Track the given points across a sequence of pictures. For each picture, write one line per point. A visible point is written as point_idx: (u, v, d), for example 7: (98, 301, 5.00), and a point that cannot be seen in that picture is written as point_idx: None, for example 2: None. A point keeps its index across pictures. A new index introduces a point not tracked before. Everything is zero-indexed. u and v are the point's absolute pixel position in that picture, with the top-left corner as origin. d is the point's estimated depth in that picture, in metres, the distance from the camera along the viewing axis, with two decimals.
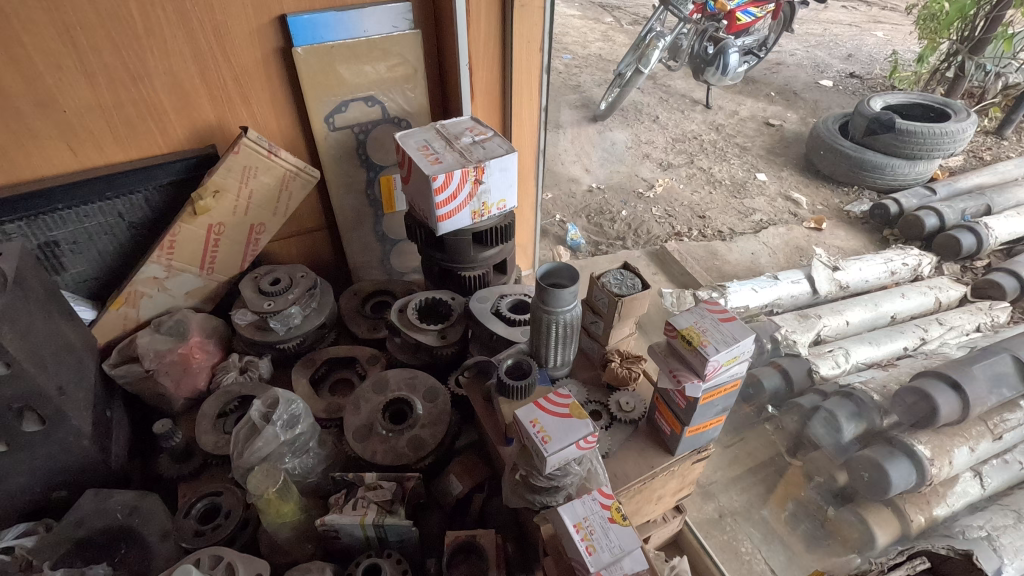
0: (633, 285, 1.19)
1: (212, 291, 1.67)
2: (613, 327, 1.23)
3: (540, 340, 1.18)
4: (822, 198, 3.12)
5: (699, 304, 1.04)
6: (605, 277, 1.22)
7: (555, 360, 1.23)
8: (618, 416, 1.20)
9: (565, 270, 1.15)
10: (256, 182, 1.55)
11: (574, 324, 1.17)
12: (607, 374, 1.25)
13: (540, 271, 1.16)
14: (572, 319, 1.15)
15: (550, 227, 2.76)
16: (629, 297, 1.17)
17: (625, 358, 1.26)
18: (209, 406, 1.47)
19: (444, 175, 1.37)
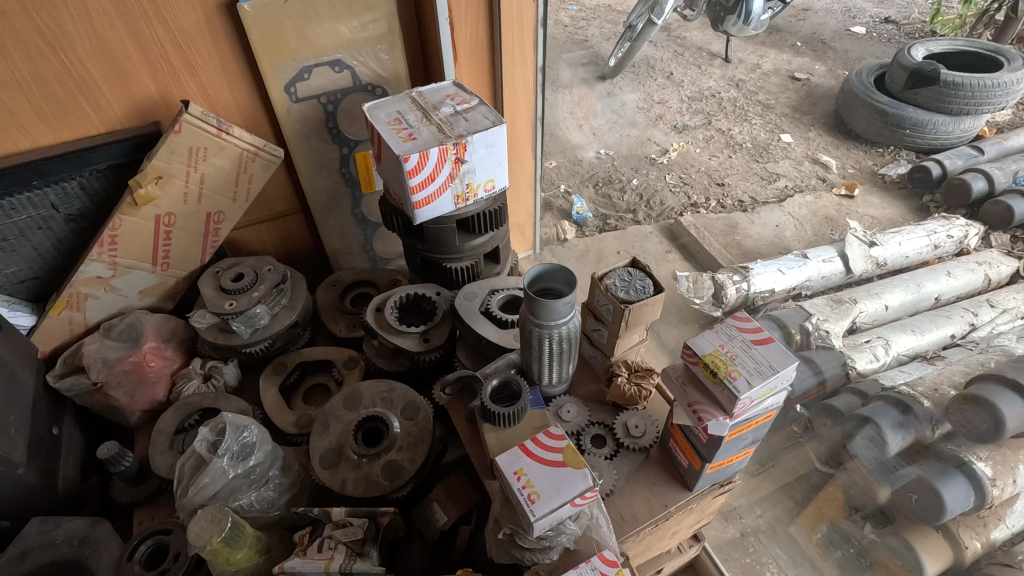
0: (644, 289, 0.99)
1: (170, 289, 1.49)
2: (619, 337, 1.03)
3: (533, 356, 0.99)
4: (853, 161, 2.83)
5: (727, 319, 0.84)
6: (609, 278, 1.02)
7: (551, 378, 1.04)
8: (627, 444, 1.02)
9: (561, 274, 0.95)
10: (206, 165, 1.35)
11: (573, 338, 0.97)
12: (614, 393, 1.05)
13: (530, 275, 0.96)
14: (569, 332, 0.96)
15: (554, 199, 2.53)
16: (638, 303, 0.97)
17: (636, 372, 1.07)
18: (165, 421, 1.31)
19: (417, 155, 1.16)
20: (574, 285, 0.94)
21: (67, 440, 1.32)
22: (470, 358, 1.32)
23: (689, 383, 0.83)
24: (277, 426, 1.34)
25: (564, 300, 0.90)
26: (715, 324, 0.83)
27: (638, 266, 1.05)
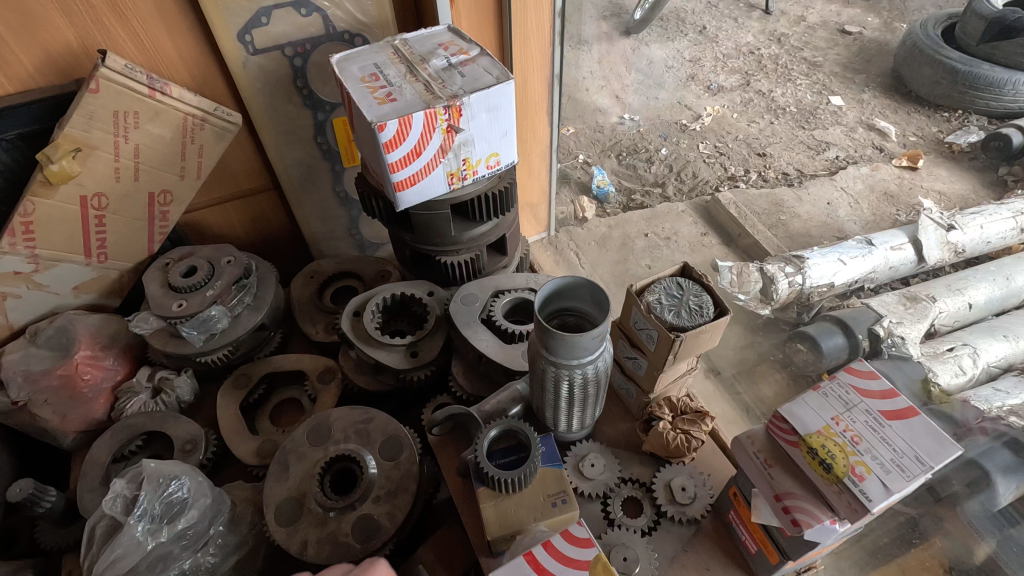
0: (700, 313, 0.73)
1: (113, 284, 1.25)
2: (663, 371, 0.78)
3: (547, 398, 0.75)
4: (914, 126, 2.47)
5: (835, 376, 0.71)
6: (652, 294, 0.76)
7: (570, 423, 0.80)
8: (671, 514, 0.79)
9: (591, 289, 0.72)
10: (140, 134, 1.08)
11: (601, 378, 0.73)
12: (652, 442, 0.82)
13: (548, 291, 0.74)
14: (596, 373, 0.71)
15: (571, 171, 2.23)
16: (694, 332, 0.72)
17: (682, 417, 0.83)
18: (99, 449, 1.08)
19: (397, 121, 0.88)
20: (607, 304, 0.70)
21: None
22: (467, 378, 1.06)
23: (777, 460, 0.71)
24: (236, 455, 1.11)
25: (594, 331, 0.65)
26: (821, 384, 0.70)
27: (692, 277, 0.80)
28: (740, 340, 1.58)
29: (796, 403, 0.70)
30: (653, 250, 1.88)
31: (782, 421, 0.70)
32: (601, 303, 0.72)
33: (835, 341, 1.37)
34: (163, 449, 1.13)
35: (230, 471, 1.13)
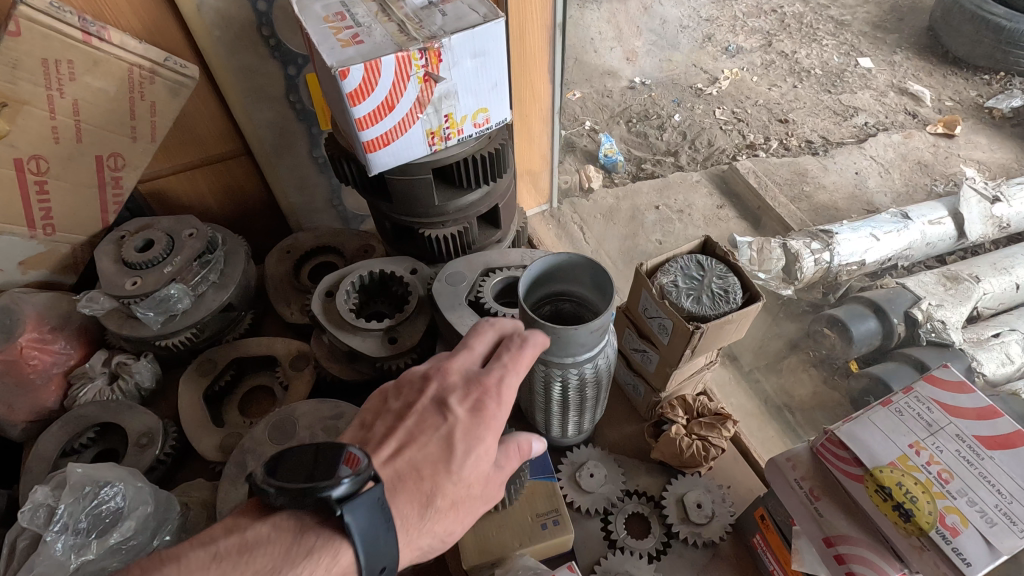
0: (728, 299, 0.73)
1: (67, 259, 1.12)
2: (679, 365, 0.78)
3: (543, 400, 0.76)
4: (951, 90, 2.28)
5: (914, 389, 0.67)
6: (669, 280, 0.76)
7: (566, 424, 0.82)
8: (683, 535, 0.82)
9: (590, 270, 0.71)
10: (77, 88, 0.95)
11: (603, 377, 0.74)
12: (665, 448, 0.84)
13: (543, 269, 0.73)
14: (593, 373, 0.72)
15: (577, 139, 2.07)
16: (718, 323, 0.71)
17: (699, 422, 0.84)
18: (46, 442, 0.97)
19: (362, 66, 0.73)
20: (608, 283, 0.69)
21: None
22: None
23: (816, 483, 0.69)
24: (198, 450, 1.01)
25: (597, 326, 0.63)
26: (899, 406, 0.65)
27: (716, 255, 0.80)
28: (759, 323, 1.44)
29: (864, 427, 0.65)
30: (664, 224, 1.73)
31: (842, 448, 0.66)
32: (604, 289, 0.72)
33: (868, 325, 1.23)
34: (119, 442, 1.02)
35: (194, 466, 1.03)
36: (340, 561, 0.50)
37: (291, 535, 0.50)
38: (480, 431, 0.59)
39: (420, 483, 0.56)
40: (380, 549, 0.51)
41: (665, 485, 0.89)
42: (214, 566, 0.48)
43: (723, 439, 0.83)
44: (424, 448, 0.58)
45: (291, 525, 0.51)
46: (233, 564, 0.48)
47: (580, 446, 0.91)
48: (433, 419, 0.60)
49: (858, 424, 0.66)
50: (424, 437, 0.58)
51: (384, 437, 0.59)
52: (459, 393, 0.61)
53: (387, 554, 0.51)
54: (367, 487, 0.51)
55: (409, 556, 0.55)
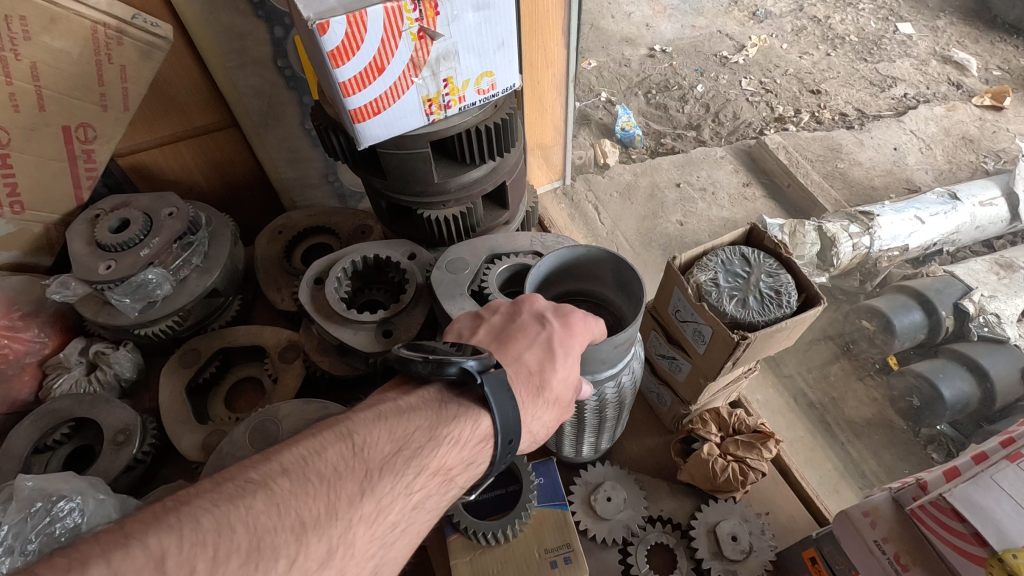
0: (780, 303, 0.68)
1: (41, 240, 1.03)
2: (710, 378, 0.74)
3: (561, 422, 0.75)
4: (998, 59, 2.10)
5: None
6: (708, 276, 0.71)
7: (582, 445, 0.80)
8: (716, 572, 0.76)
9: (614, 268, 0.69)
10: (35, 48, 0.85)
11: (624, 395, 0.73)
12: (697, 470, 0.79)
13: (565, 260, 0.70)
14: (608, 396, 0.70)
15: (592, 111, 1.93)
16: (769, 332, 0.65)
17: (736, 440, 0.80)
18: (16, 439, 0.90)
19: (345, 19, 0.62)
20: (633, 282, 0.66)
21: None
22: None
23: (902, 545, 0.64)
24: (179, 449, 0.93)
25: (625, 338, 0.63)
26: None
27: (765, 249, 0.75)
28: None
29: (987, 493, 0.59)
30: (685, 203, 1.61)
31: (957, 519, 0.60)
32: (629, 293, 0.69)
33: (912, 318, 1.12)
34: (96, 438, 0.95)
35: (177, 465, 0.96)
36: (483, 426, 0.54)
37: (438, 403, 0.53)
38: (572, 341, 0.60)
39: (530, 377, 0.58)
40: (510, 422, 0.54)
41: (693, 510, 0.83)
42: (384, 422, 0.50)
43: (762, 461, 0.79)
44: (528, 351, 0.58)
45: (431, 399, 0.54)
46: (399, 421, 0.50)
47: (595, 464, 0.86)
48: (531, 327, 0.60)
49: (978, 486, 0.59)
50: (526, 342, 0.59)
51: (490, 338, 0.60)
52: (552, 309, 0.62)
53: (514, 427, 0.54)
54: (493, 370, 0.54)
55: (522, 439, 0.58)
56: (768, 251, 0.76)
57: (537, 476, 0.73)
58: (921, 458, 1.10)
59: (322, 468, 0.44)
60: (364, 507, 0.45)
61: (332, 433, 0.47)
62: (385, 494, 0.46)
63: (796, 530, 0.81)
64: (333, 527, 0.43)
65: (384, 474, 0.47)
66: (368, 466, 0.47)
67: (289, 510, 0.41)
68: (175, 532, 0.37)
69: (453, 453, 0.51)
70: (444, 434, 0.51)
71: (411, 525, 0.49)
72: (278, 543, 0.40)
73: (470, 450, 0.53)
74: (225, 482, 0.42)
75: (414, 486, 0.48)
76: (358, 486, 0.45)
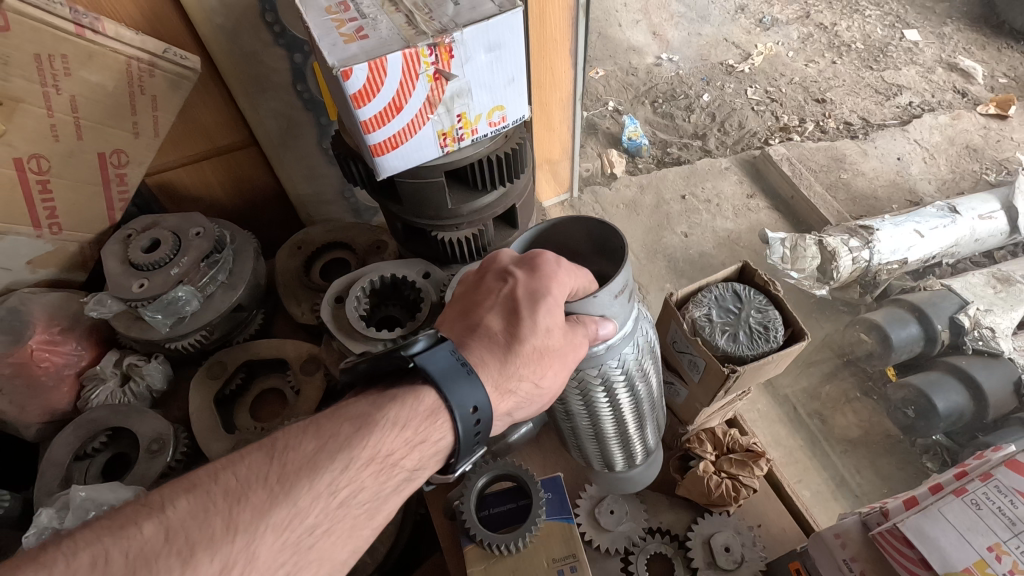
0: (767, 338, 0.72)
1: (76, 257, 1.10)
2: (704, 401, 0.79)
3: (567, 421, 0.76)
4: (1005, 66, 2.12)
5: (994, 477, 0.66)
6: (701, 311, 0.76)
7: (618, 458, 0.80)
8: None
9: (589, 231, 0.69)
10: (74, 83, 0.90)
11: (645, 361, 0.70)
12: (693, 486, 0.84)
13: (538, 236, 0.71)
14: (634, 363, 0.68)
15: (599, 121, 1.97)
16: (757, 364, 0.70)
17: (730, 459, 0.85)
18: (58, 448, 0.96)
19: (367, 66, 0.67)
20: (609, 235, 0.66)
21: None
22: None
23: (867, 563, 0.71)
24: (209, 457, 1.00)
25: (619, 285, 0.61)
26: (973, 492, 0.65)
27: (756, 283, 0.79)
28: None
29: (935, 524, 0.65)
30: (690, 215, 1.65)
31: (908, 546, 0.66)
32: (610, 255, 0.68)
33: (910, 331, 1.15)
34: (131, 447, 1.01)
35: None
36: (423, 404, 0.56)
37: (377, 397, 0.57)
38: (544, 287, 0.60)
39: (494, 339, 0.60)
40: (466, 389, 0.57)
41: (689, 523, 0.87)
42: (312, 427, 0.54)
43: (754, 478, 0.84)
44: (490, 313, 0.61)
45: (373, 394, 0.58)
46: (326, 424, 0.54)
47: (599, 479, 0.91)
48: (495, 286, 0.62)
49: (929, 518, 0.66)
50: (490, 302, 0.61)
51: (458, 313, 0.64)
52: (515, 262, 0.63)
53: (474, 393, 0.57)
54: (439, 342, 0.59)
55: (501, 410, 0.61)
56: (760, 288, 0.80)
57: (546, 491, 0.78)
58: (918, 466, 1.15)
59: (227, 485, 0.49)
60: (272, 516, 0.48)
61: (254, 445, 0.52)
62: (302, 497, 0.50)
63: (787, 542, 0.85)
64: (231, 542, 0.46)
65: (302, 476, 0.50)
66: (282, 472, 0.50)
67: (178, 533, 0.46)
68: (50, 567, 0.42)
69: (393, 437, 0.54)
70: (378, 422, 0.54)
71: (343, 519, 0.52)
72: (161, 566, 0.44)
73: (412, 431, 0.55)
74: (122, 509, 0.47)
75: (340, 483, 0.51)
76: (267, 495, 0.49)
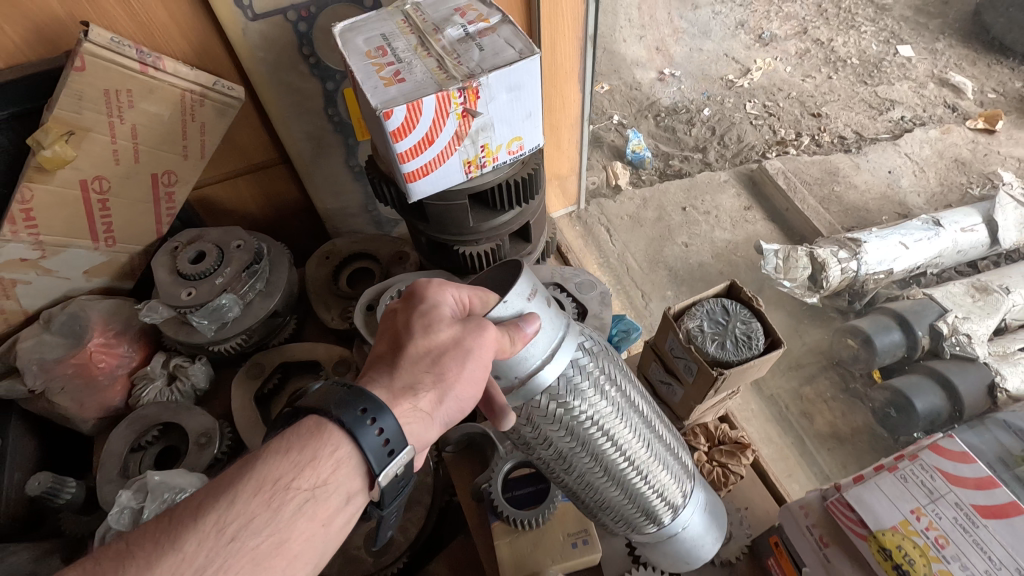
0: (751, 345, 0.82)
1: (126, 267, 1.20)
2: (698, 399, 0.89)
3: (571, 472, 0.73)
4: (994, 81, 2.20)
5: (920, 457, 0.78)
6: (694, 320, 0.86)
7: (654, 501, 0.77)
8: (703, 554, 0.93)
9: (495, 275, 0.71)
10: (136, 113, 1.01)
11: (605, 367, 0.70)
12: None
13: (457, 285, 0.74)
14: (590, 366, 0.67)
15: (604, 134, 2.07)
16: (741, 367, 0.80)
17: (720, 450, 0.98)
18: (116, 440, 1.07)
19: (405, 108, 0.77)
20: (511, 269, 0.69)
21: (12, 453, 1.11)
22: None
23: (825, 530, 0.84)
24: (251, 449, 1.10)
25: (528, 290, 0.64)
26: (902, 467, 0.78)
27: (742, 296, 0.89)
28: (783, 328, 1.46)
29: (871, 492, 0.79)
30: (690, 226, 1.74)
31: (850, 512, 0.80)
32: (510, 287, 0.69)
33: (892, 337, 1.24)
34: (180, 440, 1.11)
35: None
36: (312, 427, 0.56)
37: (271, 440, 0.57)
38: (426, 303, 0.63)
39: (387, 359, 0.62)
40: (346, 399, 0.57)
41: None
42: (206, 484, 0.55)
43: (742, 467, 0.97)
44: (383, 343, 0.64)
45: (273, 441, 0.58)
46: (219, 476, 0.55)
47: None
48: (387, 323, 0.66)
49: (867, 489, 0.79)
50: (384, 334, 0.65)
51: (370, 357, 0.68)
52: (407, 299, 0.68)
53: (361, 399, 0.57)
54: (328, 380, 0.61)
55: (410, 414, 0.59)
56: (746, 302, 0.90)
57: None
58: None
59: (117, 550, 0.49)
60: (160, 563, 0.48)
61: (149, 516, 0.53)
62: (187, 540, 0.49)
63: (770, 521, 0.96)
64: None
65: (187, 522, 0.50)
66: (170, 523, 0.50)
67: None
68: None
69: (278, 461, 0.54)
70: (263, 454, 0.54)
71: (240, 554, 0.50)
72: None
73: (299, 451, 0.55)
74: None
75: (227, 519, 0.50)
76: (153, 546, 0.49)
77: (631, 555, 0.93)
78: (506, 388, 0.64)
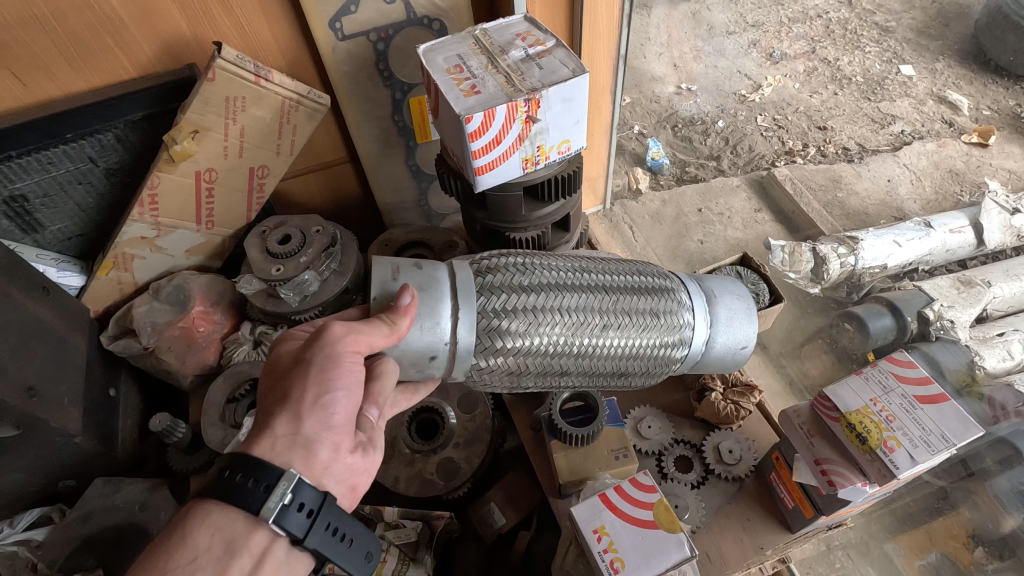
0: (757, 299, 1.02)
1: (218, 247, 1.40)
2: None
3: (572, 368, 0.85)
4: (989, 99, 2.38)
5: (878, 364, 0.93)
6: None
7: (647, 330, 0.86)
8: (718, 471, 1.11)
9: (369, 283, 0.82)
10: (246, 117, 1.21)
11: (511, 270, 0.81)
12: (708, 411, 1.13)
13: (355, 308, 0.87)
14: (495, 278, 0.78)
15: (626, 142, 2.26)
16: None
17: (733, 392, 1.14)
18: (216, 391, 1.26)
19: (482, 114, 0.95)
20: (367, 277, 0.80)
21: (124, 401, 1.31)
22: None
23: (812, 427, 0.95)
24: None
25: (392, 273, 0.75)
26: (866, 370, 0.93)
27: (749, 265, 1.08)
28: (788, 316, 1.64)
29: (843, 387, 0.92)
30: (705, 225, 1.92)
31: (827, 403, 0.93)
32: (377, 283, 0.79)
33: (884, 322, 1.42)
34: None
35: None
36: (193, 510, 0.68)
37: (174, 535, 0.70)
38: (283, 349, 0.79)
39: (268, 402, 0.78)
40: (217, 478, 0.69)
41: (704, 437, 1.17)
42: None
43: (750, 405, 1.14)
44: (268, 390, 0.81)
45: None
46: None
47: (637, 407, 1.21)
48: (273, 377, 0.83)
49: (840, 385, 0.93)
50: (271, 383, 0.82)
51: None
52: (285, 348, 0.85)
53: (225, 468, 0.69)
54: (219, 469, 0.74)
55: (283, 447, 0.71)
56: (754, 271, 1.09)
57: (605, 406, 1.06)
58: None
59: None
60: None
61: None
62: None
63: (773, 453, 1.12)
64: None
65: None
66: None
67: None
68: None
69: (165, 548, 0.65)
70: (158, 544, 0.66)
71: None
72: None
73: (180, 534, 0.66)
74: None
75: None
76: None
77: (660, 473, 1.14)
78: (448, 361, 0.76)
